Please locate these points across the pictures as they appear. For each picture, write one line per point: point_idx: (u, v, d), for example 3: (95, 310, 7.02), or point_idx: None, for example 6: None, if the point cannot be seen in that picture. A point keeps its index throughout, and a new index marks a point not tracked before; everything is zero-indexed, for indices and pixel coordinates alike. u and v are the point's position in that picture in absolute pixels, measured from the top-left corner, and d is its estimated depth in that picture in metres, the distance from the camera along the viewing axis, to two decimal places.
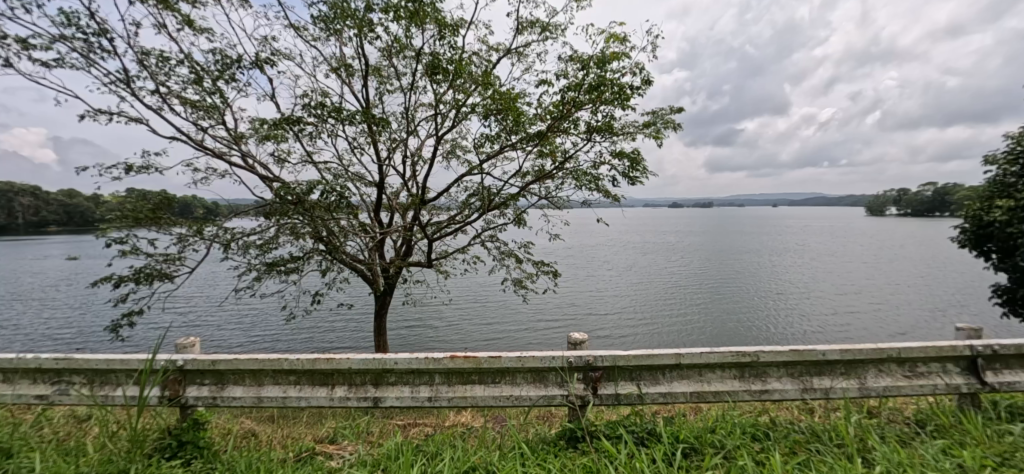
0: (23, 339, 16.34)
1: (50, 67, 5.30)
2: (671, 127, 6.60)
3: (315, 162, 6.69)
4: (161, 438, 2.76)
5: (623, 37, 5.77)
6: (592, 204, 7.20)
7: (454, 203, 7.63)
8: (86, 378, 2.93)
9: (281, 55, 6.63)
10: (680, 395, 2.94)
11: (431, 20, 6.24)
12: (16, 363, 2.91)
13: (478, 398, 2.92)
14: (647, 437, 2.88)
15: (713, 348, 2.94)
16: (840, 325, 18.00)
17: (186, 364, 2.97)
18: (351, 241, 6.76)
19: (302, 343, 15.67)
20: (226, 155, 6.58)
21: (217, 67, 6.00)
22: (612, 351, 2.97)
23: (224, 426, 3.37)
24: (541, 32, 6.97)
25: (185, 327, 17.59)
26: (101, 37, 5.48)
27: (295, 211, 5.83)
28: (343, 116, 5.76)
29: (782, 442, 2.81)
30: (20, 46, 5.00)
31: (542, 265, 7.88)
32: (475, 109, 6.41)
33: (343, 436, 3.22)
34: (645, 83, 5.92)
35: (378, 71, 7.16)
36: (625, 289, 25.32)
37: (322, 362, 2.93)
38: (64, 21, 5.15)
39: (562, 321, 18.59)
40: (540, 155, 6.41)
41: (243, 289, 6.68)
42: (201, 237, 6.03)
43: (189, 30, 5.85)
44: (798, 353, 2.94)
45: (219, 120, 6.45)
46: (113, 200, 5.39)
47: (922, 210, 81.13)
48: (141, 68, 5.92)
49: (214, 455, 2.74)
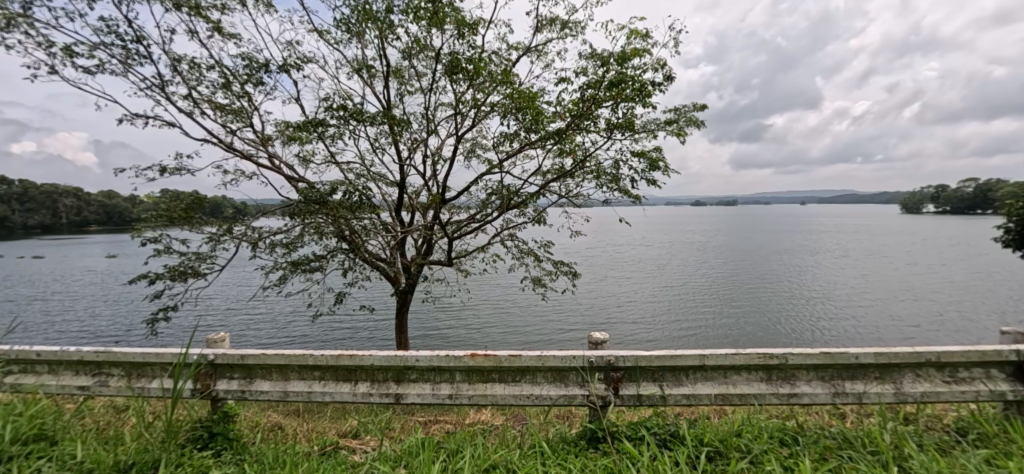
0: (65, 334, 17.14)
1: (92, 74, 5.57)
2: (693, 125, 6.48)
3: (338, 162, 6.82)
4: (192, 428, 2.85)
5: (643, 33, 5.68)
6: (612, 202, 7.14)
7: (473, 202, 7.63)
8: (124, 371, 3.06)
9: (305, 59, 6.78)
10: (704, 397, 2.88)
11: (451, 20, 6.28)
12: (60, 356, 3.07)
13: (499, 397, 2.93)
14: (669, 439, 2.83)
15: (740, 350, 2.86)
16: (873, 329, 17.30)
17: (216, 359, 3.06)
18: (373, 240, 6.86)
19: (326, 340, 16.03)
20: (254, 156, 6.77)
21: (246, 71, 6.21)
22: (633, 351, 2.93)
23: (252, 419, 3.48)
24: (560, 29, 6.94)
25: (214, 324, 18.16)
26: (138, 44, 5.73)
27: (319, 212, 5.96)
28: (364, 117, 5.86)
29: (811, 447, 2.73)
30: (65, 54, 5.25)
31: (561, 265, 7.78)
32: (495, 108, 6.43)
33: (366, 432, 3.26)
34: (666, 79, 5.84)
35: (399, 73, 7.25)
36: (648, 290, 24.82)
37: (344, 358, 2.98)
38: (105, 29, 5.42)
39: (584, 322, 18.48)
40: (559, 154, 6.39)
41: (270, 287, 6.84)
42: (230, 235, 6.21)
43: (219, 36, 6.06)
44: (828, 355, 2.85)
45: (247, 123, 6.66)
46: (149, 201, 5.65)
47: (964, 207, 77.21)
48: (174, 74, 6.17)
49: (243, 447, 2.82)
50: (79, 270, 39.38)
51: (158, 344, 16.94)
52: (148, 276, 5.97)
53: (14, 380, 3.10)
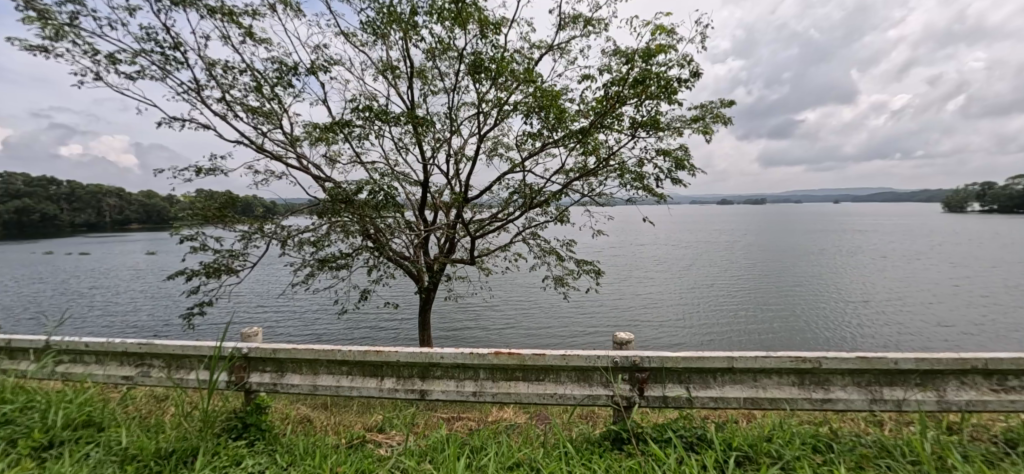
0: (109, 326, 18.04)
1: (134, 79, 5.84)
2: (720, 121, 6.33)
3: (363, 162, 6.95)
4: (228, 418, 2.96)
5: (669, 29, 5.58)
6: (636, 201, 7.04)
7: (495, 201, 7.65)
8: (164, 362, 3.19)
9: (333, 61, 6.93)
10: (733, 400, 2.82)
11: (474, 20, 6.31)
12: (107, 347, 3.23)
13: (523, 396, 2.93)
14: (697, 442, 2.77)
15: (771, 353, 2.78)
16: (911, 334, 16.53)
17: (250, 352, 3.16)
18: (398, 239, 6.95)
19: (351, 336, 16.37)
20: (283, 157, 6.97)
21: (276, 74, 6.40)
22: (659, 352, 2.89)
23: (283, 411, 3.58)
24: (584, 27, 6.88)
25: (246, 319, 18.78)
26: (176, 50, 5.97)
27: (345, 211, 6.09)
28: (389, 117, 5.95)
29: (847, 455, 2.63)
30: (109, 61, 5.52)
31: (584, 263, 7.70)
32: (518, 107, 6.43)
33: (391, 427, 3.32)
34: (692, 76, 5.72)
35: (423, 73, 7.34)
36: (673, 291, 24.38)
37: (371, 355, 3.05)
38: (145, 37, 5.67)
39: (607, 323, 18.32)
40: (582, 152, 6.34)
41: (298, 283, 7.02)
42: (262, 233, 6.41)
43: (251, 41, 6.26)
44: (866, 360, 2.74)
45: (277, 125, 6.85)
46: (185, 200, 5.89)
47: (1014, 206, 72.92)
48: (209, 78, 6.40)
49: (274, 438, 2.91)
50: (121, 266, 41.26)
51: (194, 337, 17.68)
52: (185, 272, 6.22)
53: (65, 369, 3.28)
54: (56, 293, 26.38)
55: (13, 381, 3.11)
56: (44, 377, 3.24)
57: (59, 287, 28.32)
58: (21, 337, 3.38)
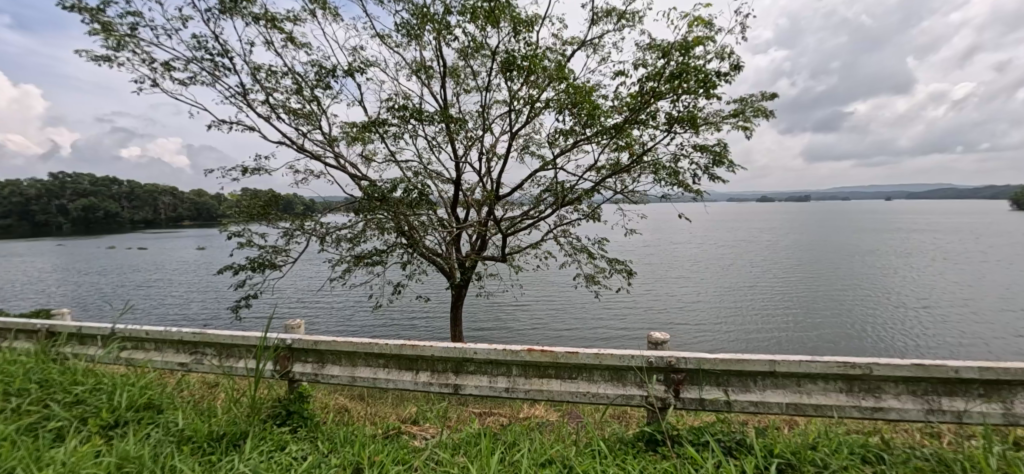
0: (166, 316, 19.29)
1: (187, 85, 6.20)
2: (762, 115, 6.09)
3: (398, 161, 7.11)
4: (273, 406, 3.10)
5: (707, 20, 5.41)
6: (671, 199, 6.89)
7: (527, 198, 7.66)
8: (216, 350, 3.39)
9: (369, 63, 7.11)
10: (774, 405, 2.71)
11: (507, 17, 6.32)
12: (165, 335, 3.46)
13: (555, 393, 2.93)
14: (735, 447, 2.69)
15: (816, 356, 2.67)
16: (973, 342, 15.37)
17: (293, 343, 3.31)
18: (431, 236, 7.07)
19: (386, 331, 16.81)
20: (322, 156, 7.22)
21: (315, 77, 6.63)
22: (697, 354, 2.82)
23: (322, 400, 3.72)
24: (617, 21, 6.78)
25: (287, 312, 19.61)
26: (224, 56, 6.30)
27: (381, 208, 6.25)
28: (423, 116, 6.06)
29: (899, 467, 2.48)
30: (164, 68, 5.89)
31: (616, 262, 7.58)
32: (550, 105, 6.40)
33: (425, 419, 3.39)
34: (732, 69, 5.53)
35: (455, 72, 7.43)
36: (709, 292, 23.69)
37: (406, 348, 3.12)
38: (197, 45, 6.01)
39: (639, 323, 18.03)
40: (616, 149, 6.25)
41: (336, 279, 7.25)
42: (303, 230, 6.66)
43: (292, 46, 6.51)
44: (922, 368, 2.58)
45: (316, 126, 7.10)
46: (233, 198, 6.27)
47: None
48: (254, 82, 6.70)
49: (315, 425, 3.02)
50: (175, 261, 43.91)
51: (241, 328, 18.67)
52: (232, 266, 6.54)
53: (129, 354, 3.53)
54: (119, 284, 28.37)
55: (84, 365, 3.38)
56: (110, 362, 3.49)
57: (121, 279, 30.55)
58: (90, 324, 3.67)
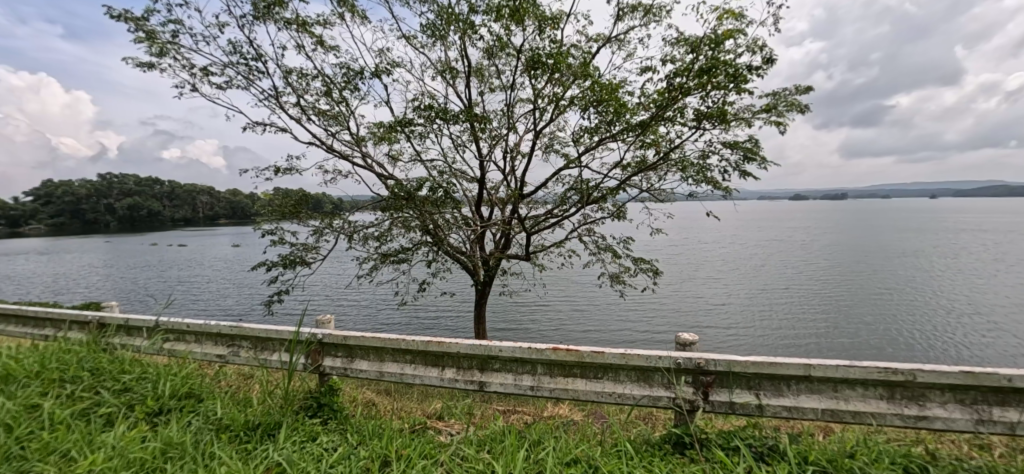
0: (203, 310, 20.13)
1: (223, 89, 6.44)
2: (795, 110, 5.89)
3: (423, 160, 7.20)
4: (305, 398, 3.19)
5: (738, 13, 5.27)
6: (699, 197, 6.75)
7: (551, 197, 7.63)
8: (252, 343, 3.51)
9: (395, 64, 7.23)
10: (809, 411, 2.62)
11: (532, 15, 6.31)
12: (204, 328, 3.61)
13: (580, 392, 2.92)
14: (767, 453, 2.61)
15: (855, 361, 2.56)
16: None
17: (324, 338, 3.39)
18: (455, 234, 7.13)
19: (411, 327, 17.06)
20: (350, 156, 7.38)
21: (343, 79, 6.78)
22: (727, 356, 2.76)
23: (351, 394, 3.81)
24: (643, 16, 6.67)
25: (316, 308, 20.15)
26: (258, 60, 6.51)
27: (407, 206, 6.34)
28: (448, 116, 6.12)
29: None
30: (202, 73, 6.13)
31: (642, 262, 7.47)
32: (575, 103, 6.35)
33: (450, 415, 3.42)
34: (765, 62, 5.36)
35: (480, 71, 7.46)
36: (738, 293, 23.05)
37: (433, 345, 3.16)
38: (233, 50, 6.24)
39: (665, 324, 17.72)
40: (642, 146, 6.15)
41: (363, 276, 7.40)
42: (332, 228, 6.83)
43: (322, 49, 6.67)
44: (971, 375, 2.45)
45: (344, 127, 7.26)
46: (266, 197, 6.49)
47: None
48: (286, 85, 6.90)
49: (344, 418, 3.10)
50: (212, 257, 45.73)
51: (273, 323, 19.31)
52: (266, 263, 6.77)
53: (171, 345, 3.70)
54: (161, 279, 29.75)
55: (130, 354, 3.56)
56: (153, 352, 3.67)
57: (162, 274, 32.07)
58: (136, 317, 3.87)
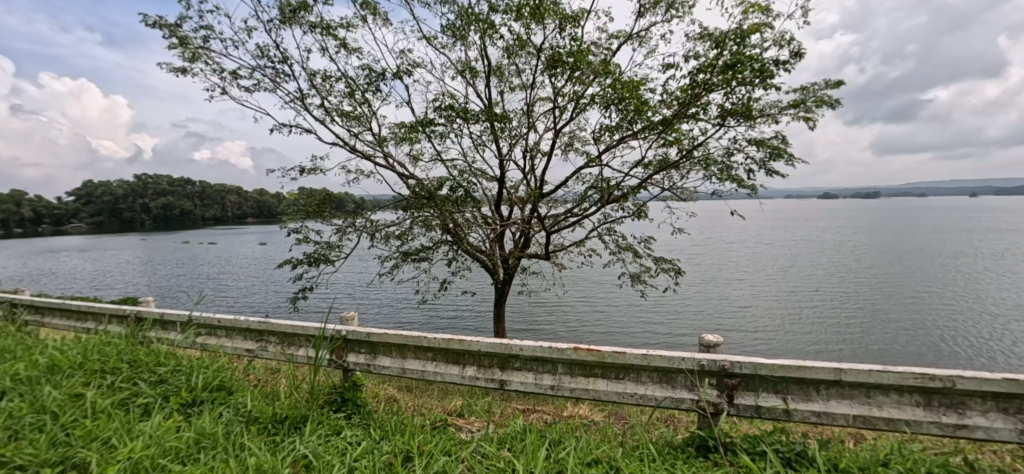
0: (233, 306, 20.79)
1: (251, 91, 6.64)
2: (825, 105, 5.71)
3: (444, 159, 7.25)
4: (330, 393, 3.26)
5: (765, 7, 5.14)
6: (722, 196, 6.61)
7: (571, 196, 7.59)
8: (279, 339, 3.61)
9: (416, 64, 7.30)
10: (840, 416, 2.54)
11: (552, 14, 6.28)
12: (235, 323, 3.74)
13: (602, 393, 2.90)
14: (795, 459, 2.54)
15: (889, 366, 2.47)
16: None
17: (348, 335, 3.46)
18: (475, 233, 7.17)
19: (432, 325, 17.24)
20: (372, 156, 7.50)
21: (366, 80, 6.89)
22: (752, 358, 2.70)
23: (373, 390, 3.88)
24: (665, 12, 6.58)
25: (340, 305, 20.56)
26: (284, 63, 6.67)
27: (428, 205, 6.41)
28: (468, 115, 6.16)
29: None
30: (232, 77, 6.33)
31: (663, 262, 7.36)
32: (596, 101, 6.31)
33: (470, 413, 3.45)
34: (792, 56, 5.21)
35: (500, 71, 7.47)
36: (764, 295, 22.48)
37: (454, 343, 3.19)
38: (260, 54, 6.42)
39: (688, 326, 17.43)
40: (664, 144, 6.07)
41: (385, 274, 7.52)
42: (355, 227, 6.95)
43: (345, 51, 6.79)
44: (1016, 382, 2.33)
45: (367, 127, 7.38)
46: (292, 196, 6.66)
47: None
48: (311, 87, 7.06)
49: (368, 413, 3.15)
50: (242, 254, 47.17)
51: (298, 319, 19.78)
52: (291, 261, 6.94)
53: (203, 339, 3.84)
54: (193, 276, 30.85)
55: (166, 347, 3.71)
56: (187, 346, 3.81)
57: (195, 271, 33.23)
58: (171, 312, 4.03)
